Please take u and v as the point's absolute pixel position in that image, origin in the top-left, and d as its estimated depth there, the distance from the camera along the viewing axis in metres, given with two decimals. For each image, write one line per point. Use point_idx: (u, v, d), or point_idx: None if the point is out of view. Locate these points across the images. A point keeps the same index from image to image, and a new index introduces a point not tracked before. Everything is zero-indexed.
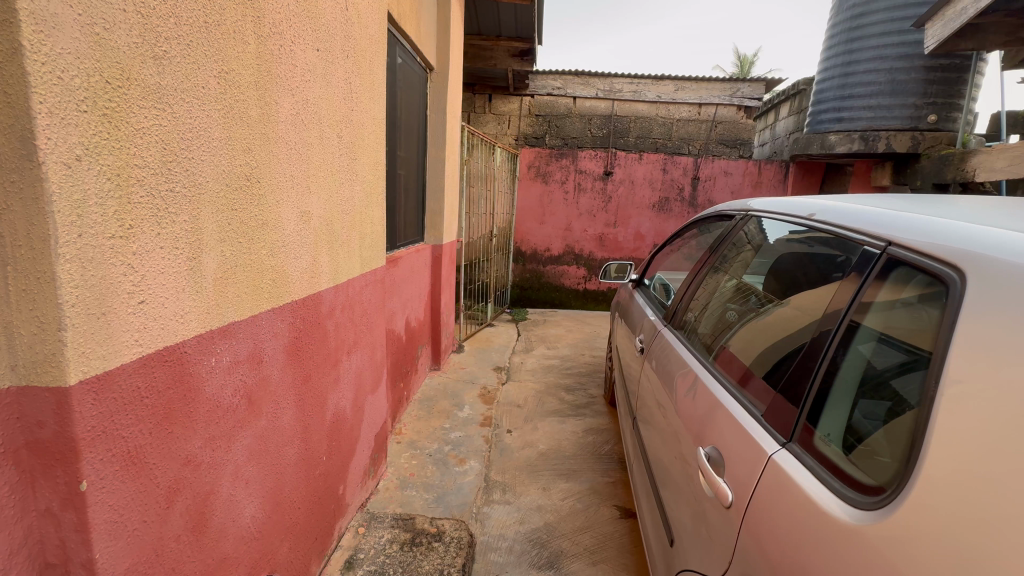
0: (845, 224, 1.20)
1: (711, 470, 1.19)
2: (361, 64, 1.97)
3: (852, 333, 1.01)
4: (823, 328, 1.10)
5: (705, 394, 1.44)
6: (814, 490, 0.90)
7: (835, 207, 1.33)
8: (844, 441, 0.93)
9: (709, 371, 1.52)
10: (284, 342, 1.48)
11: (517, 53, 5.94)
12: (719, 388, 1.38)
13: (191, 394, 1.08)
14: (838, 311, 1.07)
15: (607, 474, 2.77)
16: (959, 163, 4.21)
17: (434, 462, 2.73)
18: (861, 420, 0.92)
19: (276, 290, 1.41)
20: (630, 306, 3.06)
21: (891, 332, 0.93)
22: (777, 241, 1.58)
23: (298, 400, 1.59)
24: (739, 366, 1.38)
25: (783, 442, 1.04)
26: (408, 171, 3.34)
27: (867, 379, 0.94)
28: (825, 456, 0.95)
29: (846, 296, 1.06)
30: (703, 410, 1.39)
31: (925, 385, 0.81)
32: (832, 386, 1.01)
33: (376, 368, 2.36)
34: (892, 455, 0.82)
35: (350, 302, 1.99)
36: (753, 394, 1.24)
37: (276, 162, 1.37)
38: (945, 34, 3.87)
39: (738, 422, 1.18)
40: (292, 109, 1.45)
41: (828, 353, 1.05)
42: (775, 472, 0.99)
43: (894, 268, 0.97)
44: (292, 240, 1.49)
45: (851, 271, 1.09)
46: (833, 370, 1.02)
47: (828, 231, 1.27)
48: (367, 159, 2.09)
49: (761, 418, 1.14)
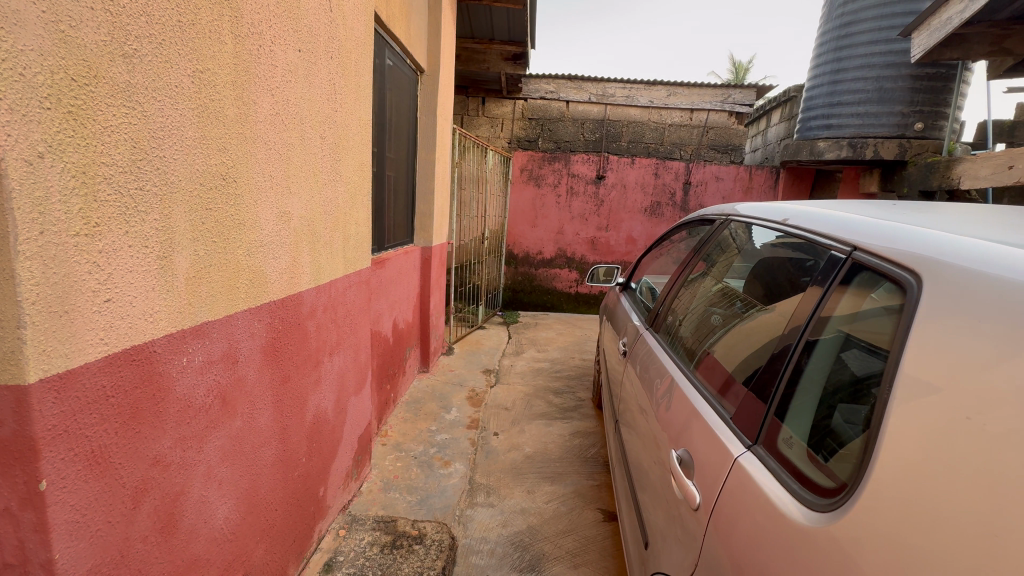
0: (819, 229, 1.22)
1: (683, 474, 1.19)
2: (346, 66, 1.97)
3: (819, 333, 1.02)
4: (792, 329, 1.12)
5: (682, 399, 1.45)
6: (776, 493, 0.91)
7: (812, 213, 1.35)
8: (807, 440, 0.95)
9: (688, 377, 1.53)
10: (262, 343, 1.47)
11: (510, 57, 5.97)
12: (697, 394, 1.39)
13: (160, 394, 1.07)
14: (808, 314, 1.08)
15: (592, 477, 2.77)
16: (945, 171, 4.26)
17: (419, 465, 2.72)
18: (823, 420, 0.93)
19: (253, 289, 1.40)
20: (616, 309, 3.07)
21: (856, 333, 0.93)
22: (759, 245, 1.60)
23: (276, 401, 1.58)
24: (718, 371, 1.38)
25: (749, 445, 1.05)
26: (397, 172, 3.34)
27: (831, 379, 0.95)
28: (787, 454, 0.96)
29: (814, 301, 1.08)
30: (679, 414, 1.39)
31: (881, 385, 0.82)
32: (798, 386, 1.02)
33: (360, 370, 2.35)
34: (850, 454, 0.83)
35: (332, 303, 1.99)
36: (726, 398, 1.25)
37: (253, 162, 1.37)
38: (931, 43, 3.92)
39: (710, 425, 1.19)
40: (271, 109, 1.45)
41: (796, 354, 1.06)
42: (739, 474, 1.00)
43: (859, 271, 0.99)
44: (270, 240, 1.49)
45: (820, 275, 1.11)
46: (801, 371, 1.03)
47: (804, 237, 1.29)
48: (351, 160, 2.09)
49: (731, 421, 1.16)
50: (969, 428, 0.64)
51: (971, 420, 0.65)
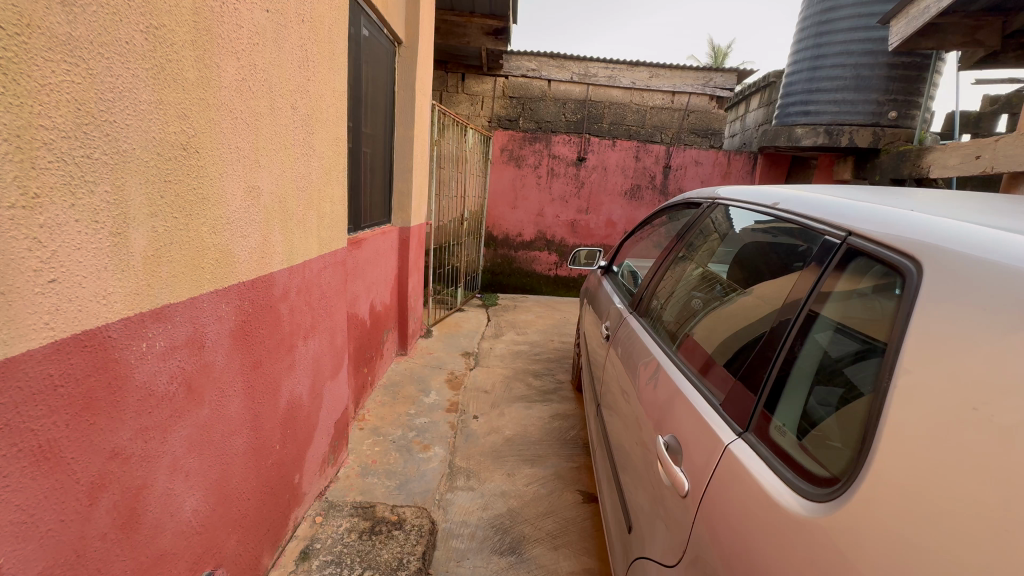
0: (809, 214, 1.21)
1: (670, 460, 1.18)
2: (319, 31, 1.84)
3: (810, 322, 1.01)
4: (781, 318, 1.10)
5: (666, 381, 1.43)
6: (769, 483, 0.89)
7: (800, 198, 1.33)
8: (799, 429, 0.94)
9: (671, 360, 1.52)
10: (232, 327, 1.39)
11: (491, 31, 5.78)
12: (682, 376, 1.38)
13: (118, 382, 0.99)
14: (799, 302, 1.06)
15: (572, 459, 2.78)
16: (915, 160, 4.36)
17: (397, 449, 2.68)
18: (816, 411, 0.92)
19: (219, 269, 1.31)
20: (598, 292, 3.06)
21: (847, 321, 0.92)
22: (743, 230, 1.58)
23: (247, 388, 1.50)
24: (704, 356, 1.36)
25: (739, 432, 1.04)
26: (373, 149, 3.21)
27: (823, 369, 0.94)
28: (779, 443, 0.95)
29: (805, 287, 1.06)
30: (665, 399, 1.37)
31: (880, 376, 0.80)
32: (788, 376, 1.01)
33: (336, 354, 2.28)
34: (842, 442, 0.83)
35: (306, 284, 1.90)
36: (713, 383, 1.23)
37: (217, 132, 1.26)
38: (909, 32, 3.98)
39: (697, 411, 1.17)
40: (237, 75, 1.33)
41: (785, 343, 1.05)
42: (730, 461, 0.99)
43: (854, 258, 0.97)
44: (237, 218, 1.39)
45: (811, 261, 1.09)
46: (791, 360, 1.02)
47: (792, 221, 1.27)
48: (325, 134, 1.98)
49: (720, 407, 1.14)
50: (974, 420, 0.63)
51: (977, 412, 0.63)
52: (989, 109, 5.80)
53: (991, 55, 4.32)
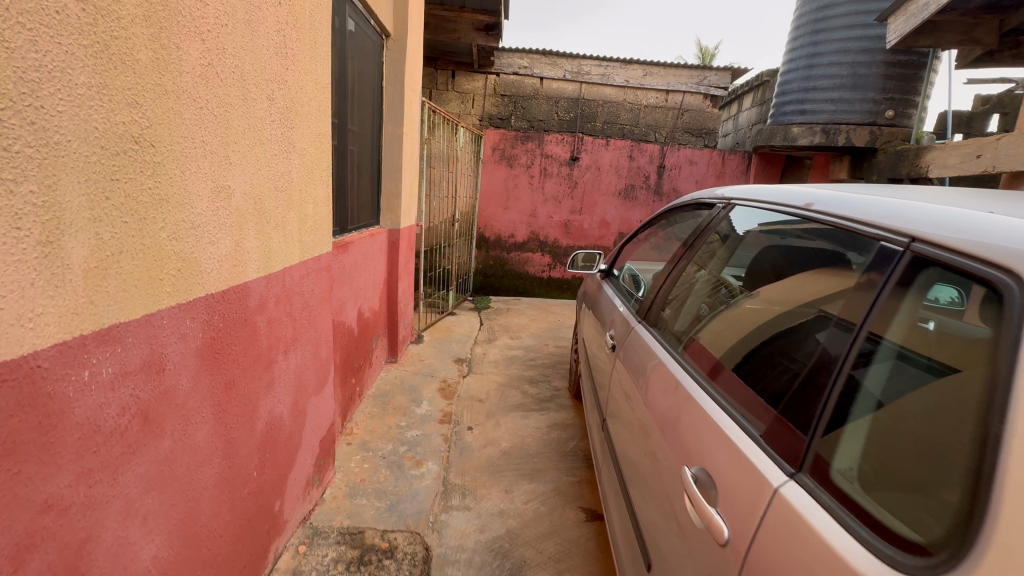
0: (852, 216, 1.07)
1: (702, 498, 1.04)
2: (299, 17, 1.68)
3: (872, 345, 0.88)
4: (835, 342, 0.96)
5: (687, 402, 1.29)
6: (842, 546, 0.75)
7: (833, 198, 1.20)
8: (873, 478, 0.80)
9: (690, 375, 1.38)
10: (198, 345, 1.23)
11: (482, 27, 5.63)
12: (708, 397, 1.24)
13: (53, 420, 0.83)
14: (856, 320, 0.93)
15: (573, 473, 2.65)
16: (914, 159, 4.31)
17: (388, 466, 2.52)
18: (893, 453, 0.79)
19: (183, 280, 1.15)
20: (598, 297, 2.92)
21: (921, 349, 0.81)
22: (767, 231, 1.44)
23: (217, 413, 1.34)
24: (730, 377, 1.24)
25: (791, 473, 0.91)
26: (360, 147, 3.04)
27: (897, 405, 0.80)
28: (854, 498, 0.80)
29: (862, 303, 0.93)
30: (688, 424, 1.24)
31: (985, 418, 0.67)
32: (851, 411, 0.87)
33: (320, 367, 2.11)
34: (939, 497, 0.70)
35: (286, 294, 1.73)
36: (750, 410, 1.10)
37: (177, 124, 1.10)
38: (908, 29, 3.93)
39: (734, 443, 1.04)
40: (202, 59, 1.17)
41: (843, 368, 0.91)
42: (784, 510, 0.85)
43: (925, 270, 0.84)
44: (204, 221, 1.22)
45: (867, 271, 0.96)
46: (850, 393, 0.88)
47: (833, 223, 1.13)
48: (307, 130, 1.81)
49: (761, 440, 1.01)
50: None
51: None
52: (981, 109, 5.79)
53: (987, 54, 4.28)
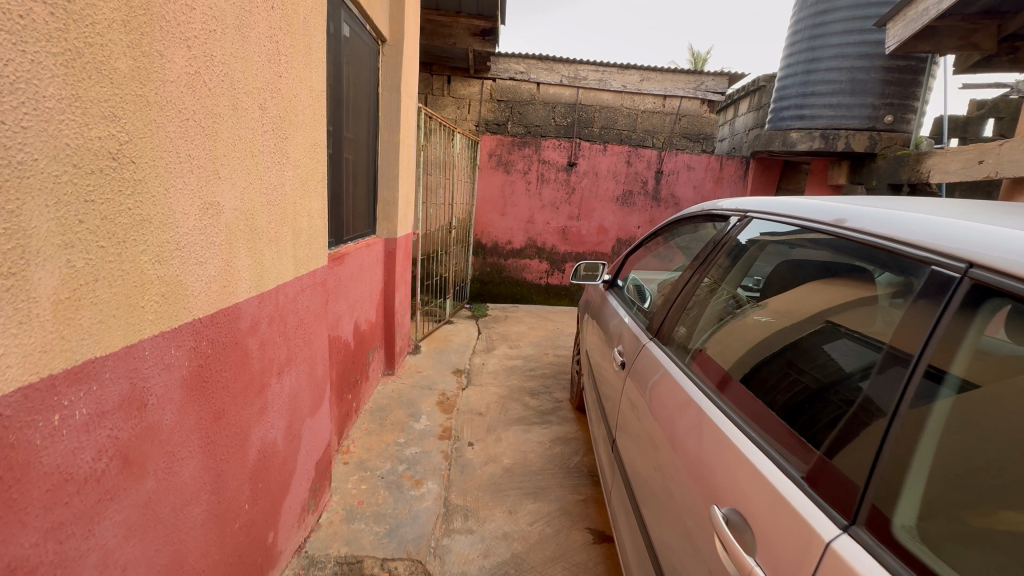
0: (890, 236, 0.99)
1: (738, 546, 0.95)
2: (293, 22, 1.60)
3: (934, 383, 0.78)
4: (886, 378, 0.86)
5: (714, 434, 1.20)
6: None
7: (866, 212, 1.12)
8: (942, 534, 0.72)
9: (715, 405, 1.29)
10: (184, 375, 1.14)
11: (478, 32, 5.57)
12: (738, 431, 1.15)
13: (15, 474, 0.74)
14: (913, 352, 0.83)
15: (577, 491, 2.56)
16: (914, 165, 4.28)
17: (386, 486, 2.43)
18: (963, 506, 0.72)
19: (167, 305, 1.06)
20: (602, 308, 2.84)
21: (991, 386, 0.73)
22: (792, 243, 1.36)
23: (205, 445, 1.24)
24: (760, 409, 1.16)
25: (843, 525, 0.82)
26: (356, 155, 2.95)
27: (972, 455, 0.73)
28: (920, 560, 0.71)
29: (913, 334, 0.84)
30: (714, 457, 1.15)
31: None
32: (909, 460, 0.78)
33: (315, 386, 2.02)
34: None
35: (279, 312, 1.64)
36: (788, 448, 1.02)
37: (160, 137, 1.01)
38: (907, 34, 3.91)
39: (773, 486, 0.95)
40: (187, 66, 1.09)
41: (901, 413, 0.81)
42: (838, 568, 0.76)
43: (988, 298, 0.75)
44: (191, 241, 1.13)
45: (919, 298, 0.87)
46: (910, 443, 0.79)
47: (873, 242, 1.04)
48: (301, 140, 1.73)
49: (804, 484, 0.92)
50: None
51: None
52: (977, 114, 5.80)
53: (985, 59, 4.27)
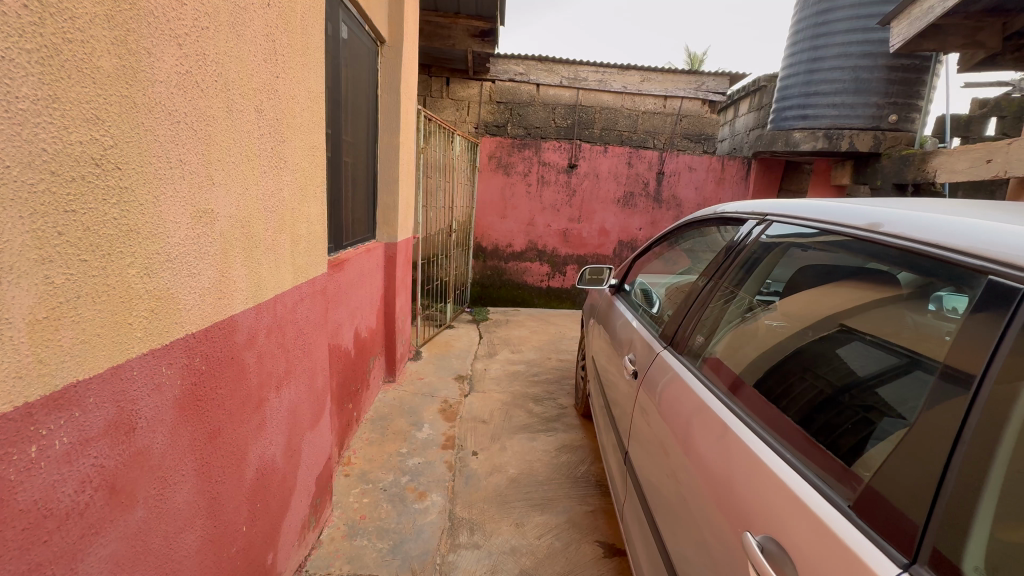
0: (942, 244, 0.92)
1: None
2: (290, 21, 1.54)
3: (1001, 405, 0.71)
4: (942, 399, 0.79)
5: (742, 455, 1.13)
6: None
7: (906, 215, 1.05)
8: None
9: (741, 423, 1.22)
10: (176, 395, 1.07)
11: (477, 33, 5.52)
12: (772, 454, 1.08)
13: None
14: (975, 371, 0.76)
15: (586, 502, 2.49)
16: (920, 164, 4.23)
17: (389, 500, 2.35)
18: None
19: (157, 320, 0.99)
20: (608, 313, 2.78)
21: None
22: (816, 246, 1.28)
23: (200, 468, 1.17)
24: (792, 428, 1.10)
25: (900, 561, 0.76)
26: (355, 158, 2.89)
27: None
28: None
29: (972, 349, 0.78)
30: (744, 478, 1.09)
31: None
32: (978, 493, 0.71)
33: (315, 398, 1.94)
34: None
35: (278, 323, 1.57)
36: (829, 473, 0.96)
37: (147, 140, 0.94)
38: (912, 33, 3.87)
39: (814, 515, 0.89)
40: (178, 66, 1.02)
41: (965, 438, 0.74)
42: None
43: None
44: (183, 251, 1.07)
45: (976, 311, 0.80)
46: (980, 472, 0.72)
47: (915, 249, 0.97)
48: (299, 143, 1.66)
49: (850, 512, 0.86)
50: None
51: None
52: (980, 113, 5.77)
53: (989, 57, 4.23)
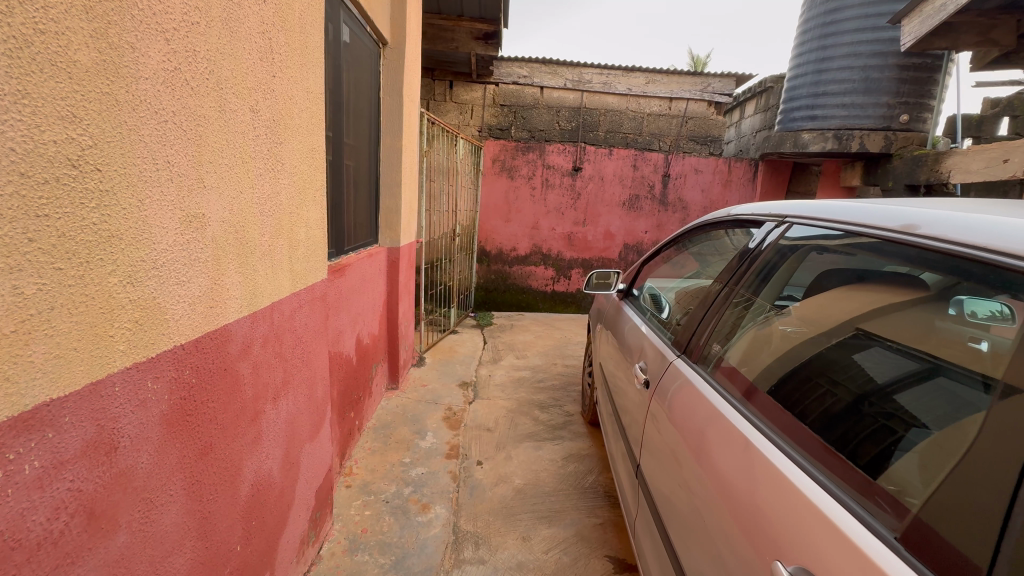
0: (986, 246, 0.85)
1: None
2: (288, 20, 1.49)
3: None
4: (1004, 420, 0.74)
5: (767, 472, 1.06)
6: None
7: (946, 216, 0.97)
8: None
9: (765, 436, 1.15)
10: (164, 411, 1.01)
11: (480, 35, 5.48)
12: (801, 472, 1.01)
13: None
14: None
15: (594, 514, 2.41)
16: (932, 164, 4.14)
17: (392, 512, 2.28)
18: None
19: (141, 332, 0.93)
20: (616, 319, 2.71)
21: None
22: (843, 249, 1.21)
23: (190, 485, 1.11)
24: (819, 444, 1.04)
25: None
26: (357, 161, 2.84)
27: None
28: None
29: None
30: (769, 499, 1.02)
31: None
32: None
33: (314, 409, 1.88)
34: None
35: (275, 332, 1.51)
36: (866, 497, 0.89)
37: (129, 139, 0.88)
38: (923, 31, 3.79)
39: (854, 544, 0.82)
40: (164, 62, 0.96)
41: None
42: None
43: None
44: (170, 258, 1.00)
45: None
46: None
47: (953, 251, 0.91)
48: (296, 144, 1.60)
49: (894, 542, 0.80)
50: None
51: None
52: (991, 112, 5.66)
53: (1003, 56, 4.15)
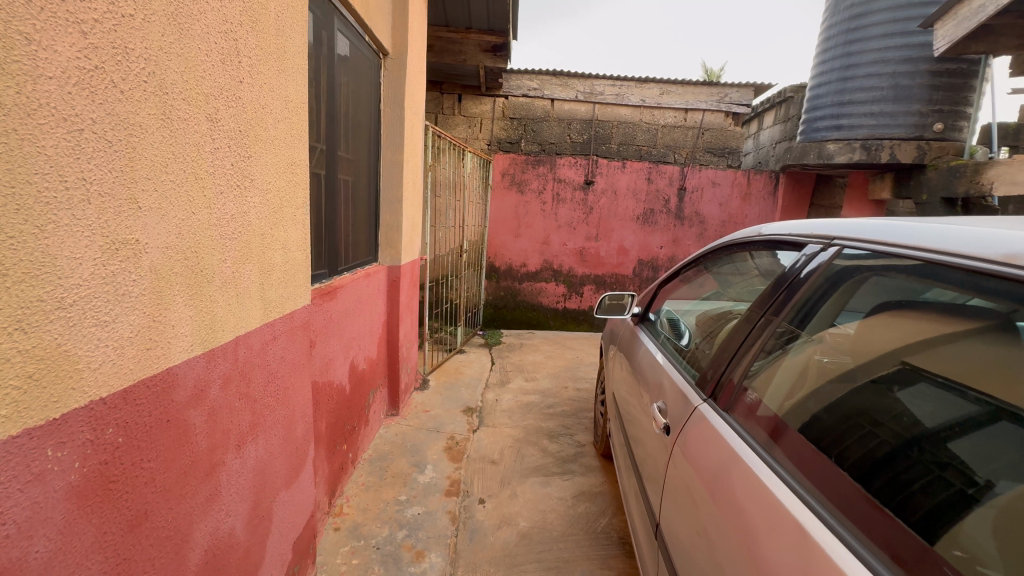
0: None
1: None
2: (260, 20, 1.33)
3: None
4: None
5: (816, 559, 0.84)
6: None
7: None
8: None
9: (815, 513, 0.91)
10: (73, 482, 0.83)
11: (488, 47, 5.40)
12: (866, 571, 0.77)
13: None
14: None
15: (608, 565, 2.16)
16: (972, 176, 3.87)
17: (382, 561, 2.07)
18: None
19: (35, 390, 0.74)
20: (630, 345, 2.47)
21: None
22: (898, 272, 0.98)
23: (115, 566, 0.92)
24: (876, 519, 0.82)
25: None
26: (355, 176, 2.69)
27: None
28: None
29: None
30: None
31: None
32: None
33: (293, 451, 1.69)
34: None
35: (240, 370, 1.33)
36: None
37: (19, 149, 0.70)
38: (959, 35, 3.55)
39: None
40: (79, 59, 0.79)
41: None
42: None
43: None
44: (83, 296, 0.82)
45: None
46: None
47: None
48: (271, 158, 1.44)
49: None
50: None
51: None
52: None
53: None
